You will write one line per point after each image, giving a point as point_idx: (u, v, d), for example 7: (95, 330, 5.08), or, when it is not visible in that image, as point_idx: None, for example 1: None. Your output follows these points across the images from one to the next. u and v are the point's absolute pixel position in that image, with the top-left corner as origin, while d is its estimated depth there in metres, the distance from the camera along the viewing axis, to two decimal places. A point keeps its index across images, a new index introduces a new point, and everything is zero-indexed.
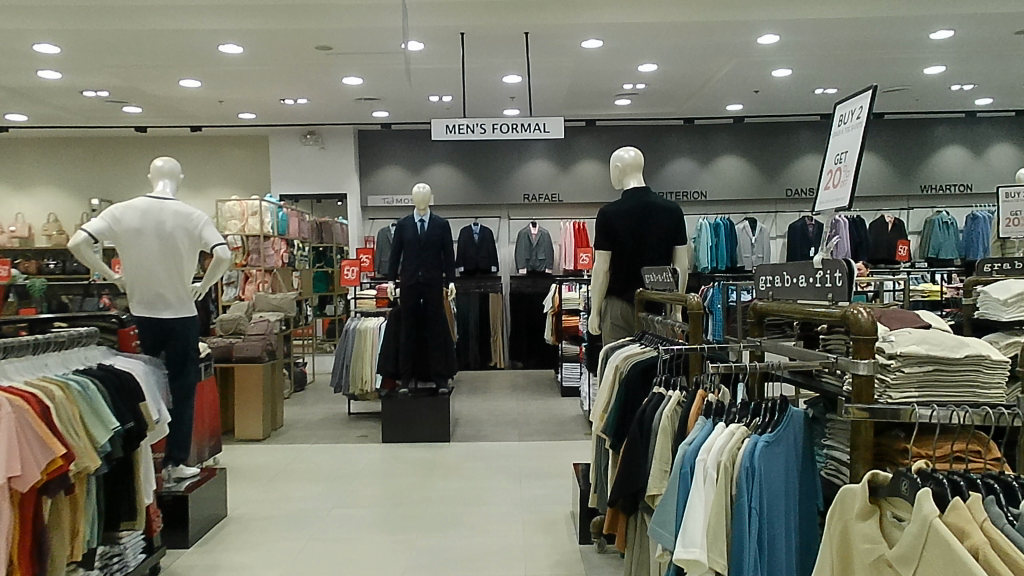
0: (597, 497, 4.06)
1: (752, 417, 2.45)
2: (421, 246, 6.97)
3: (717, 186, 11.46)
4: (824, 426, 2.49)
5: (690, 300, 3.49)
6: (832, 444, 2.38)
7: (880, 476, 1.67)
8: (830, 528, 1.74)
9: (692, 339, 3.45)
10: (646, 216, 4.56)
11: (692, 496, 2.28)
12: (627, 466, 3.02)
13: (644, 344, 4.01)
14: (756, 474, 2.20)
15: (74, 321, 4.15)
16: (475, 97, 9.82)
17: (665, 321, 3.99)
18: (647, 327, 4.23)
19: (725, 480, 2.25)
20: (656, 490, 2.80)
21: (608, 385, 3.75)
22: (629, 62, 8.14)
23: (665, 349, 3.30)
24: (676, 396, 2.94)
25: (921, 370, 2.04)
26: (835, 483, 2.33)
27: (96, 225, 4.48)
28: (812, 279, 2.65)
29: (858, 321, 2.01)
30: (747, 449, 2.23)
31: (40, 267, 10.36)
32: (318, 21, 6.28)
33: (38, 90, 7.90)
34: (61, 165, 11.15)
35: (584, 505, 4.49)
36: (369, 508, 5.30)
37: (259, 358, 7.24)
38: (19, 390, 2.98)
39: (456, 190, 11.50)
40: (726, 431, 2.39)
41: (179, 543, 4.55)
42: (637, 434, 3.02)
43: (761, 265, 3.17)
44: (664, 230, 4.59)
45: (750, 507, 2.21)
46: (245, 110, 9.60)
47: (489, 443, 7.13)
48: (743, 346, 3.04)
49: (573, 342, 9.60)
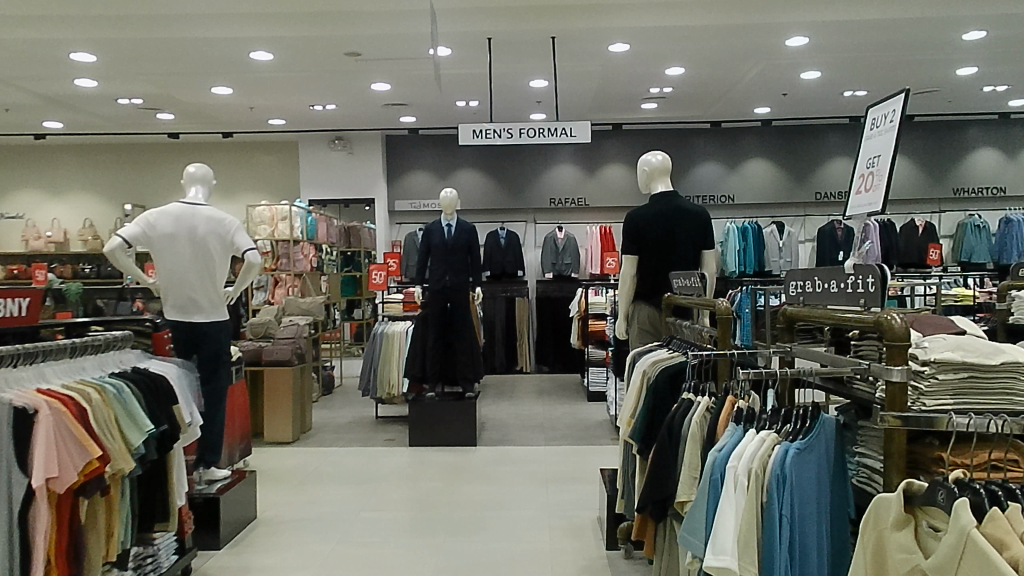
0: (625, 503, 4.04)
1: (783, 424, 2.42)
2: (448, 251, 6.99)
3: (745, 190, 11.37)
4: (855, 434, 2.46)
5: (719, 304, 3.47)
6: (863, 452, 2.36)
7: (915, 485, 1.64)
8: (863, 537, 1.70)
9: (721, 345, 3.43)
10: (673, 220, 4.54)
11: (723, 502, 2.26)
12: (655, 473, 2.95)
13: (672, 350, 3.98)
14: (787, 481, 2.18)
15: (109, 325, 4.22)
16: (501, 102, 9.84)
17: (693, 326, 3.95)
18: (675, 332, 4.20)
19: (756, 488, 2.22)
20: (685, 497, 2.78)
21: (635, 391, 3.74)
22: (655, 65, 8.11)
23: (693, 355, 3.27)
24: (705, 402, 2.93)
25: (955, 377, 2.00)
26: (867, 491, 2.31)
27: (130, 230, 4.58)
28: (845, 284, 2.62)
29: (891, 326, 1.99)
30: (779, 456, 2.21)
31: (76, 272, 10.54)
32: (350, 28, 6.32)
33: (74, 98, 8.05)
34: (96, 172, 11.30)
35: (611, 511, 4.47)
36: (396, 511, 5.31)
37: (288, 362, 7.33)
38: (57, 393, 3.03)
39: (482, 194, 11.53)
40: (757, 438, 2.35)
41: (210, 545, 4.60)
42: (666, 440, 2.98)
43: (792, 271, 3.15)
44: (692, 234, 4.57)
45: (781, 514, 2.19)
46: (276, 117, 9.71)
47: (514, 447, 7.13)
48: (773, 352, 3.02)
49: (599, 347, 9.55)
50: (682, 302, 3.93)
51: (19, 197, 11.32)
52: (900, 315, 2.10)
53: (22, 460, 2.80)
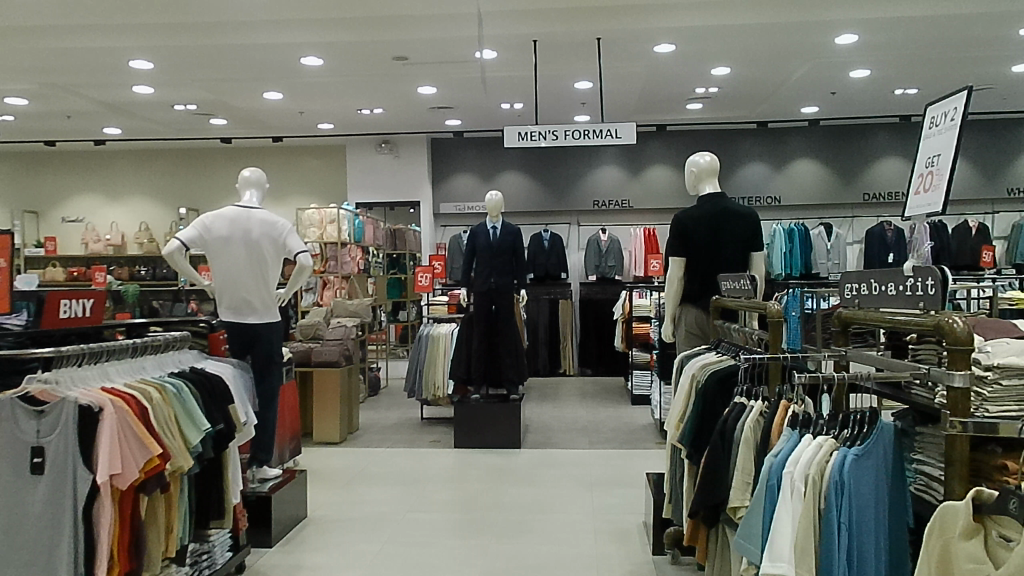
0: (673, 508, 3.98)
1: (840, 430, 2.35)
2: (493, 254, 6.98)
3: (792, 190, 11.17)
4: (913, 440, 2.40)
5: (770, 307, 3.39)
6: (922, 459, 2.30)
7: (984, 494, 1.58)
8: (927, 547, 1.64)
9: (772, 348, 3.37)
10: (722, 223, 4.46)
11: (779, 509, 2.20)
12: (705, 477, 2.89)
13: (720, 353, 3.91)
14: (846, 489, 2.12)
15: (168, 326, 4.33)
16: (546, 104, 9.83)
17: (742, 329, 3.88)
18: (723, 335, 4.12)
19: (813, 494, 2.16)
20: (738, 503, 2.72)
21: (683, 394, 3.68)
22: (702, 65, 8.01)
23: (745, 357, 3.19)
24: (758, 406, 2.87)
25: (1020, 384, 1.92)
26: (925, 499, 2.24)
27: (188, 234, 4.67)
28: (903, 287, 2.51)
29: (952, 330, 1.91)
30: (837, 462, 2.15)
31: (133, 274, 10.91)
32: (397, 32, 6.36)
33: (133, 105, 8.27)
34: (152, 176, 11.57)
35: (658, 516, 4.41)
36: (442, 512, 5.33)
37: (337, 363, 7.42)
38: (119, 392, 3.10)
39: (527, 197, 11.52)
40: (814, 443, 2.29)
41: (263, 543, 4.67)
42: (719, 444, 2.92)
43: (846, 273, 3.05)
44: (741, 237, 4.48)
45: (840, 521, 2.12)
46: (325, 121, 9.84)
47: (559, 449, 7.10)
48: (827, 356, 2.95)
49: (643, 350, 9.45)
50: (731, 305, 3.85)
51: (79, 201, 11.61)
52: (963, 318, 2.02)
53: (86, 456, 2.87)
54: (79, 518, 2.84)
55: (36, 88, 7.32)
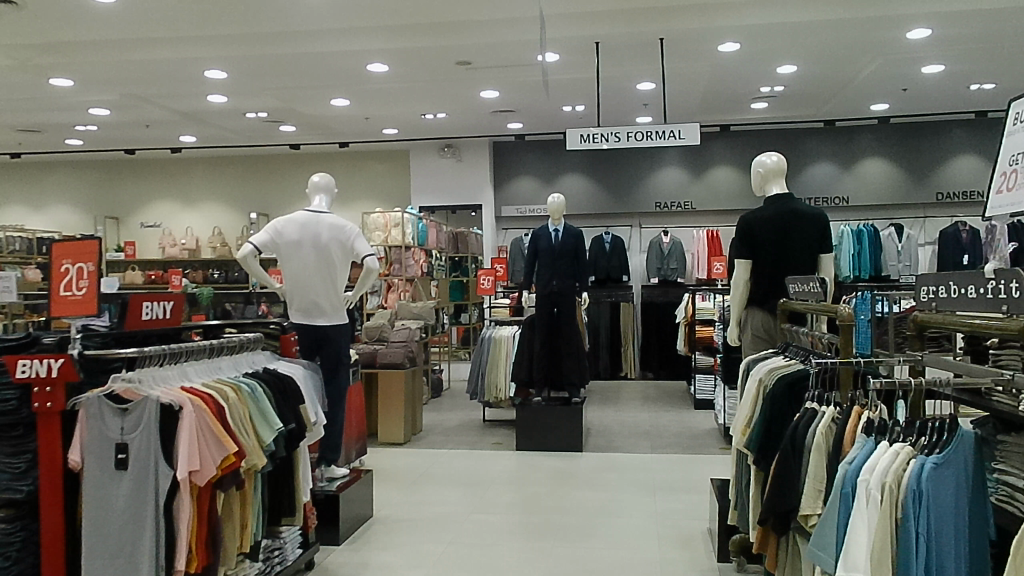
0: (738, 516, 3.90)
1: (917, 437, 2.27)
2: (555, 256, 6.97)
3: (862, 190, 10.84)
4: (994, 449, 2.31)
5: (840, 311, 3.29)
6: (1006, 470, 2.21)
7: None
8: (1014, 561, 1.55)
9: (843, 354, 3.27)
10: (790, 224, 4.36)
11: (854, 518, 2.14)
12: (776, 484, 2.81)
13: (788, 357, 3.81)
14: (925, 496, 2.05)
15: (242, 327, 4.47)
16: (608, 106, 9.76)
17: (811, 332, 3.77)
18: (792, 339, 4.01)
19: (889, 503, 2.09)
20: (810, 510, 2.66)
21: (750, 400, 3.59)
22: (767, 64, 7.85)
23: (815, 362, 3.09)
24: (831, 412, 2.79)
25: None
26: (1009, 510, 2.15)
27: (260, 238, 4.81)
28: (984, 290, 2.35)
29: None
30: (915, 471, 2.08)
31: (206, 277, 11.31)
32: (461, 37, 6.41)
33: (207, 113, 8.54)
34: (224, 183, 11.92)
35: (723, 522, 4.33)
36: (504, 514, 5.34)
37: (401, 364, 7.55)
38: (198, 391, 3.20)
39: (589, 199, 11.47)
40: (890, 451, 2.22)
41: (331, 540, 4.77)
42: (789, 451, 2.85)
43: (924, 273, 2.80)
44: (810, 239, 4.37)
45: (918, 532, 2.04)
46: (389, 126, 9.99)
47: (621, 454, 7.04)
48: (902, 361, 2.85)
49: (706, 353, 9.30)
50: (799, 308, 3.74)
51: (157, 207, 12.01)
52: None
53: (167, 454, 2.97)
54: (160, 512, 2.94)
55: (117, 99, 7.61)
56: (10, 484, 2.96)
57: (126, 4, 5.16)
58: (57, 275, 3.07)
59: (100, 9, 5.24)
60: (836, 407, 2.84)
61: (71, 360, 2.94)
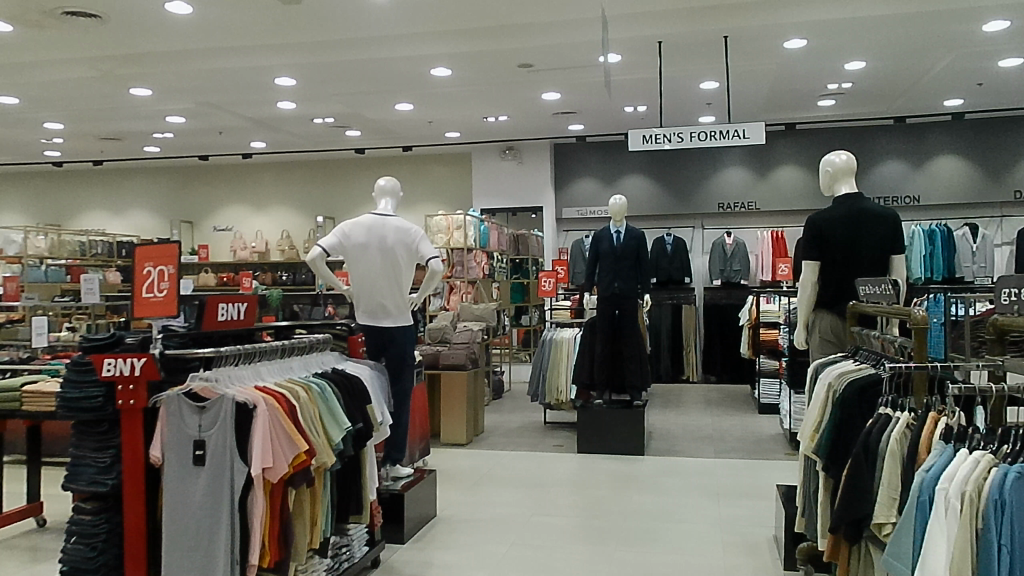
0: (805, 523, 3.80)
1: (1000, 445, 2.19)
2: (616, 258, 6.93)
3: (934, 189, 10.47)
4: None
5: (914, 313, 3.15)
6: None
7: None
8: None
9: (917, 358, 3.13)
10: (860, 225, 4.23)
11: (931, 527, 2.07)
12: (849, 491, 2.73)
13: (858, 362, 3.70)
14: (1008, 507, 1.96)
15: (311, 329, 4.59)
16: (671, 106, 9.66)
17: (882, 335, 3.65)
18: (862, 342, 3.90)
19: (970, 513, 2.02)
20: (884, 518, 2.57)
21: (818, 405, 3.49)
22: (835, 60, 7.64)
23: (888, 366, 2.98)
24: (906, 418, 2.70)
25: None
26: None
27: (328, 241, 4.91)
28: None
29: None
30: (997, 481, 2.00)
31: (275, 279, 11.62)
32: (523, 40, 6.42)
33: (277, 120, 8.76)
34: (292, 187, 12.21)
35: (790, 530, 4.23)
36: (566, 517, 5.33)
37: (464, 366, 7.59)
38: (270, 390, 3.27)
39: (651, 201, 11.35)
40: (970, 459, 2.13)
41: (395, 539, 4.83)
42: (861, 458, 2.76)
43: (1004, 275, 2.66)
44: (881, 239, 4.23)
45: (1001, 543, 1.96)
46: (452, 130, 10.08)
47: (683, 458, 6.95)
48: (981, 366, 2.74)
49: (771, 357, 9.10)
50: (869, 310, 3.63)
51: (228, 211, 12.37)
52: None
53: (241, 451, 3.05)
54: (235, 508, 3.03)
55: (192, 107, 7.88)
56: (95, 478, 3.09)
57: (201, 15, 5.32)
58: (139, 278, 3.19)
59: (176, 21, 5.42)
60: (911, 412, 2.75)
61: (152, 359, 3.06)
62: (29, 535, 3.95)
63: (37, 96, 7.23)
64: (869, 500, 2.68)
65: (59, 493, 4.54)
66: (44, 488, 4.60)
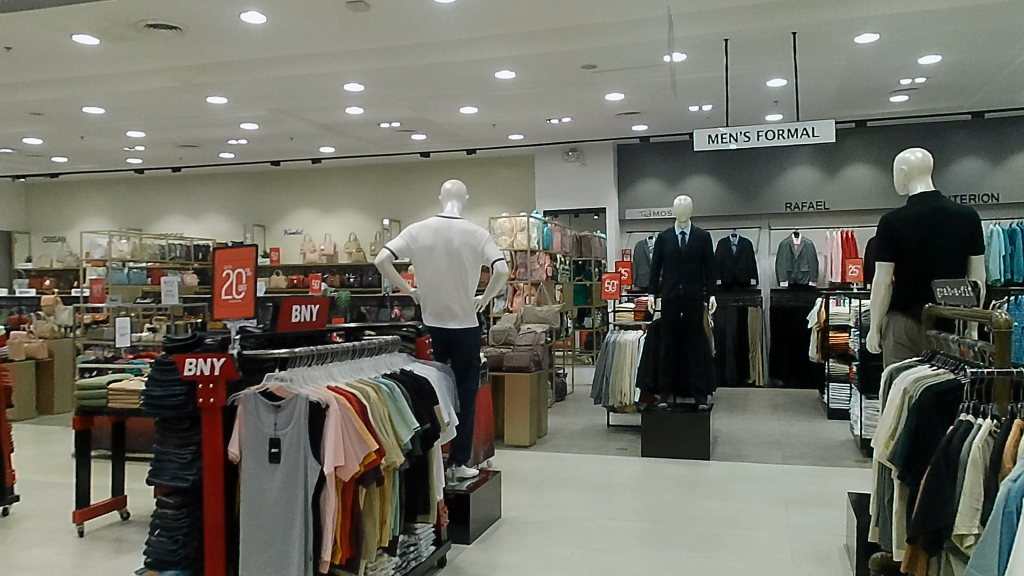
0: (879, 533, 3.69)
1: None
2: (681, 260, 6.84)
3: (1015, 187, 10.02)
4: None
5: (995, 316, 2.98)
6: None
7: None
8: None
9: (997, 363, 2.97)
10: (935, 225, 4.07)
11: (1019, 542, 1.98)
12: (927, 500, 2.63)
13: (935, 366, 3.55)
14: None
15: (381, 330, 4.66)
16: (737, 104, 9.48)
17: (960, 339, 3.50)
18: (939, 346, 3.75)
19: None
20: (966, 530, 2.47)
21: (893, 411, 3.38)
22: (909, 54, 7.39)
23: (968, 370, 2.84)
24: (988, 424, 2.58)
25: None
26: None
27: (396, 244, 4.99)
28: None
29: None
30: None
31: (343, 281, 11.86)
32: (588, 41, 6.39)
33: (345, 125, 8.94)
34: (358, 190, 12.43)
35: (863, 539, 4.10)
36: (631, 521, 5.28)
37: (528, 368, 7.60)
38: (342, 390, 3.34)
39: (716, 201, 11.16)
40: None
41: (461, 539, 4.87)
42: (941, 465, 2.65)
43: None
44: (958, 240, 4.06)
45: None
46: (515, 132, 10.11)
47: (750, 463, 6.81)
48: None
49: (841, 361, 8.83)
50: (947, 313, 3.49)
51: (298, 215, 12.66)
52: None
53: (315, 450, 3.12)
54: (309, 505, 3.10)
55: (265, 114, 8.10)
56: (177, 473, 3.21)
57: (274, 24, 5.46)
58: (218, 280, 3.29)
59: (250, 30, 5.58)
60: (994, 419, 2.63)
61: (231, 359, 3.15)
62: (115, 528, 4.11)
63: (121, 106, 7.54)
64: (949, 509, 2.59)
65: (141, 487, 4.72)
66: (128, 483, 4.79)
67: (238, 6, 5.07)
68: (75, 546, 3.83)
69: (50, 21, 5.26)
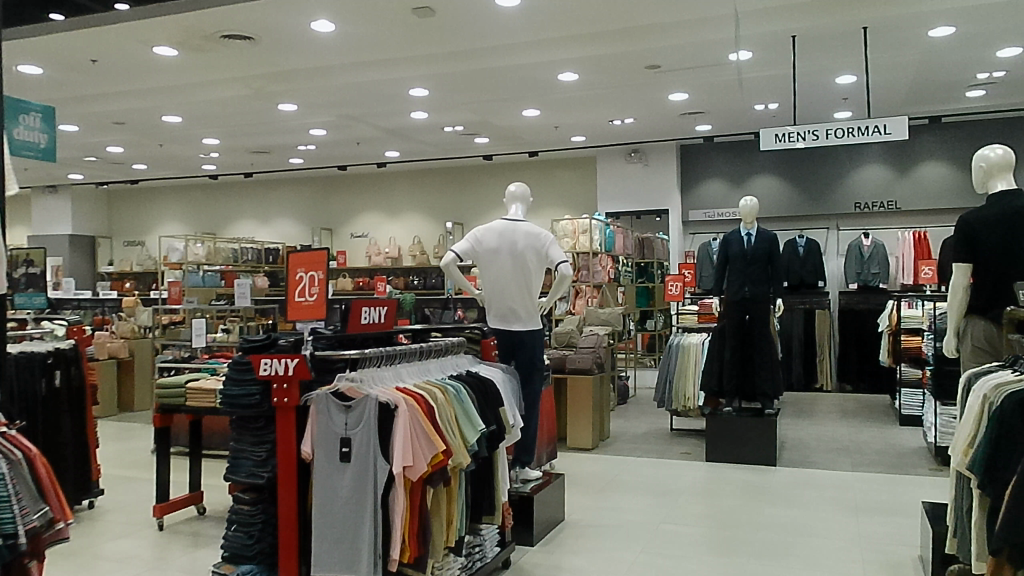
0: (957, 544, 3.54)
1: None
2: (747, 262, 6.71)
3: None
4: None
5: None
6: None
7: None
8: None
9: None
10: (1016, 225, 3.88)
11: None
12: (1013, 513, 2.51)
13: (1017, 372, 3.37)
14: None
15: (447, 331, 4.70)
16: (805, 102, 9.26)
17: None
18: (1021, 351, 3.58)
19: None
20: None
21: (972, 418, 3.23)
22: (987, 47, 7.10)
23: None
24: None
25: None
26: None
27: (461, 246, 5.03)
28: None
29: None
30: None
31: (407, 284, 12.01)
32: (652, 41, 6.33)
33: (409, 129, 9.06)
34: (421, 194, 12.57)
35: (941, 551, 3.95)
36: (696, 527, 5.20)
37: (590, 370, 7.56)
38: (411, 392, 3.37)
39: (782, 201, 10.92)
40: None
41: (524, 541, 4.87)
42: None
43: None
44: None
45: None
46: (578, 134, 10.09)
47: (818, 470, 6.64)
48: None
49: (913, 365, 8.51)
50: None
51: (363, 218, 12.88)
52: None
53: (384, 450, 3.16)
54: (378, 503, 3.15)
55: (333, 119, 8.26)
56: (253, 470, 3.30)
57: (342, 31, 5.56)
58: (292, 283, 3.38)
59: (319, 38, 5.70)
60: None
61: (303, 360, 3.21)
62: (192, 522, 4.25)
63: (197, 114, 7.80)
64: None
65: (217, 483, 4.86)
66: (204, 479, 4.94)
67: (308, 15, 5.19)
68: (154, 539, 3.97)
69: (133, 34, 5.48)
